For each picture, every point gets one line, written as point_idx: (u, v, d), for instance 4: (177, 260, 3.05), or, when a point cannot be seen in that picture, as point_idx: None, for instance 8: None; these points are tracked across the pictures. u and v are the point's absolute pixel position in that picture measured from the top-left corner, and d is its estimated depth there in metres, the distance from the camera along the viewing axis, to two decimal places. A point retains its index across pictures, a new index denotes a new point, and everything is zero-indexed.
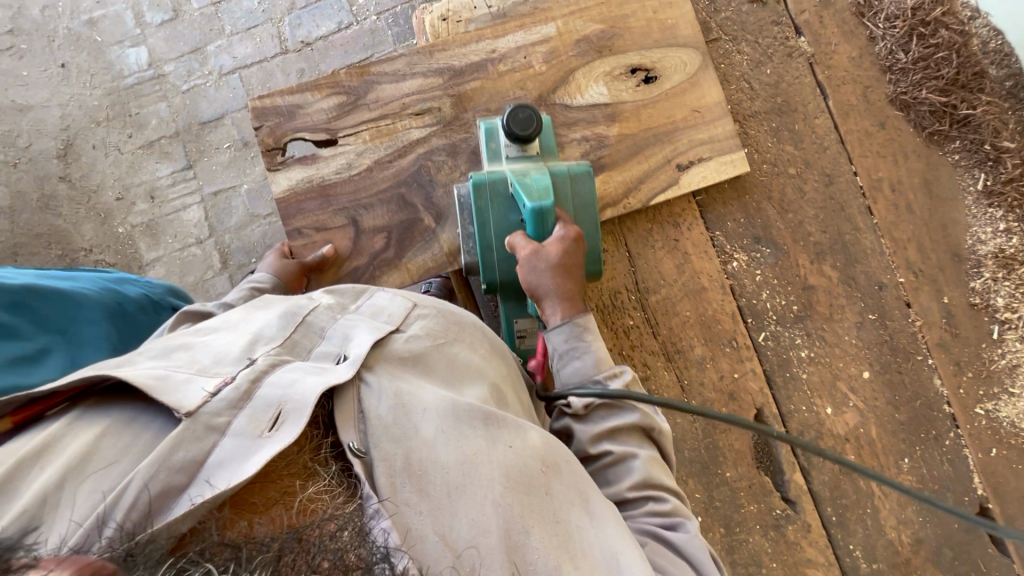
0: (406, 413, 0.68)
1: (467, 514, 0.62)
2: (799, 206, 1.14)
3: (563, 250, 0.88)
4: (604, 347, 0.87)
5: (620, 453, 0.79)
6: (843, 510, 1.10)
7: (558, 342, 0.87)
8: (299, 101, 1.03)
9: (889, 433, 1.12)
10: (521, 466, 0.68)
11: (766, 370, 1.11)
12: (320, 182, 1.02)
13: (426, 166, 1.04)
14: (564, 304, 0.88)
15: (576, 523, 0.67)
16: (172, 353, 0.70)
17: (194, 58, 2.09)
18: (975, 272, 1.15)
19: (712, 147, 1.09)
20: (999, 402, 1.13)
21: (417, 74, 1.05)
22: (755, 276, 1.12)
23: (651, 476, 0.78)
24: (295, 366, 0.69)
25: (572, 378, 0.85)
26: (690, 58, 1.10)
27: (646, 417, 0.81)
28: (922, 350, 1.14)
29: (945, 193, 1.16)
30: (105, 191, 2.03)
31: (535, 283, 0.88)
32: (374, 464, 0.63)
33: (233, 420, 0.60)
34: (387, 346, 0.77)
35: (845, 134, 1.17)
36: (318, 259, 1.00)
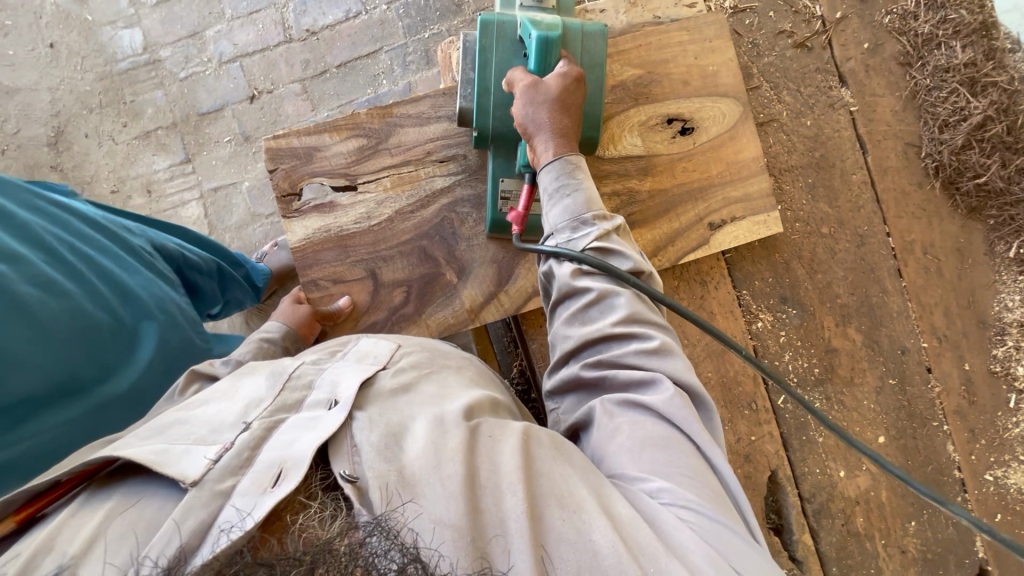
0: (397, 436, 0.60)
1: (463, 505, 0.54)
2: (829, 267, 1.11)
3: (563, 86, 0.84)
4: (595, 190, 0.82)
5: (604, 291, 0.76)
6: (848, 570, 1.11)
7: (547, 180, 0.82)
8: (317, 142, 0.98)
9: (898, 496, 1.13)
10: (511, 451, 0.60)
11: (783, 432, 1.12)
12: (337, 233, 0.98)
13: (450, 219, 0.99)
14: (558, 142, 0.83)
15: (564, 474, 0.59)
16: (164, 426, 0.62)
17: (192, 43, 1.97)
18: (999, 339, 1.14)
19: (746, 206, 1.04)
20: (1008, 469, 1.14)
21: (442, 118, 0.99)
22: (779, 337, 1.10)
23: (636, 312, 0.74)
24: (288, 426, 0.61)
25: (561, 215, 0.81)
26: (729, 109, 1.04)
27: (637, 264, 0.78)
28: (938, 417, 1.13)
29: (977, 258, 1.14)
30: (99, 183, 1.94)
31: (529, 116, 0.83)
32: (369, 487, 0.54)
33: (239, 483, 0.54)
34: (375, 385, 0.67)
35: (881, 192, 1.13)
36: (334, 311, 0.97)
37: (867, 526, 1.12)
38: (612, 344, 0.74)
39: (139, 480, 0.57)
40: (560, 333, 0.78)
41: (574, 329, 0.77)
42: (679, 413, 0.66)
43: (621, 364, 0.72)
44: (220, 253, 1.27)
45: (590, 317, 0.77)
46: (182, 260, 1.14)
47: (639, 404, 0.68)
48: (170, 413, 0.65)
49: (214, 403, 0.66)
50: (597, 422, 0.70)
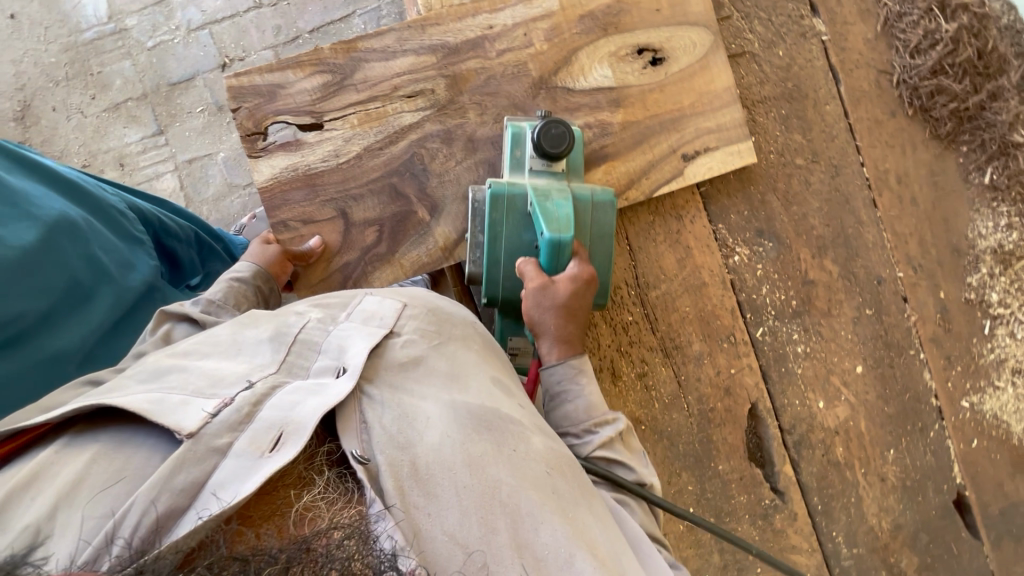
0: (410, 421, 0.61)
1: (483, 522, 0.56)
2: (804, 199, 1.11)
3: (573, 288, 0.82)
4: (599, 391, 0.82)
5: (606, 498, 0.76)
6: (829, 499, 1.13)
7: (550, 382, 0.82)
8: (280, 80, 0.95)
9: (877, 425, 1.14)
10: (531, 472, 0.62)
11: (762, 365, 1.11)
12: (305, 170, 0.96)
13: (420, 154, 0.97)
14: (562, 345, 0.83)
15: (581, 516, 0.62)
16: (161, 374, 0.61)
17: (159, 10, 1.92)
18: (974, 267, 1.15)
19: (719, 136, 1.03)
20: (983, 395, 1.16)
21: (408, 52, 0.97)
22: (756, 270, 1.10)
23: (639, 524, 0.75)
24: (293, 387, 0.60)
25: (561, 420, 0.81)
26: (700, 38, 1.03)
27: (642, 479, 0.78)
28: (914, 344, 1.14)
29: (950, 186, 1.14)
30: (69, 158, 1.90)
31: (536, 316, 0.82)
32: (379, 471, 0.56)
33: (235, 441, 0.53)
34: (384, 355, 0.68)
35: (855, 122, 1.12)
36: (306, 251, 0.95)
37: (848, 455, 1.14)
38: None
39: (130, 426, 0.56)
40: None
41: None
42: None
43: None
44: (205, 231, 1.22)
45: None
46: (159, 227, 1.10)
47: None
48: (167, 359, 0.64)
49: (213, 358, 0.65)
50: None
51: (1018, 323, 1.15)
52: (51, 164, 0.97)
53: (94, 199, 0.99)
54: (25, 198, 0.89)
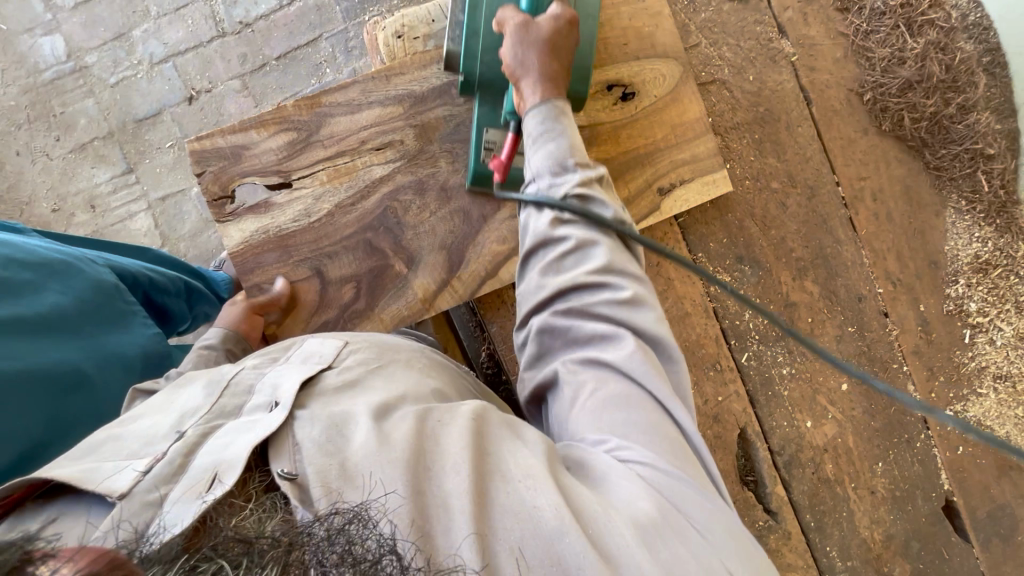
0: (340, 430, 0.56)
1: (407, 488, 0.51)
2: (782, 221, 1.11)
3: (555, 28, 0.80)
4: (579, 137, 0.79)
5: (580, 239, 0.73)
6: (821, 515, 1.15)
7: (531, 125, 0.78)
8: (243, 141, 0.94)
9: (864, 440, 1.15)
10: (458, 432, 0.58)
11: (749, 390, 1.12)
12: (276, 232, 0.95)
13: (392, 208, 0.96)
14: (545, 85, 0.79)
15: (514, 453, 0.57)
16: (94, 446, 0.58)
17: (119, 46, 1.86)
18: (952, 280, 1.16)
19: (694, 167, 1.02)
20: (967, 403, 1.18)
21: (374, 104, 0.96)
22: (738, 296, 1.11)
23: (613, 263, 0.72)
24: (226, 429, 0.57)
25: (542, 159, 0.77)
26: (670, 71, 1.02)
27: (618, 216, 0.76)
28: (897, 358, 1.16)
29: (925, 200, 1.15)
30: (39, 203, 1.85)
31: (517, 57, 0.79)
32: (309, 481, 0.51)
33: (171, 492, 0.51)
34: (318, 384, 0.63)
35: (827, 142, 1.12)
36: (273, 297, 0.93)
37: (838, 471, 1.15)
38: (584, 293, 0.72)
39: (69, 498, 0.51)
40: (533, 284, 0.75)
41: (549, 277, 0.74)
42: (642, 368, 0.66)
43: (586, 321, 0.70)
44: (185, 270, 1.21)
45: (564, 266, 0.74)
46: (147, 282, 1.07)
47: (600, 366, 0.67)
48: (102, 431, 0.61)
49: (148, 418, 0.63)
50: (564, 387, 0.69)
51: (997, 330, 1.16)
52: (20, 245, 0.91)
53: (77, 274, 0.94)
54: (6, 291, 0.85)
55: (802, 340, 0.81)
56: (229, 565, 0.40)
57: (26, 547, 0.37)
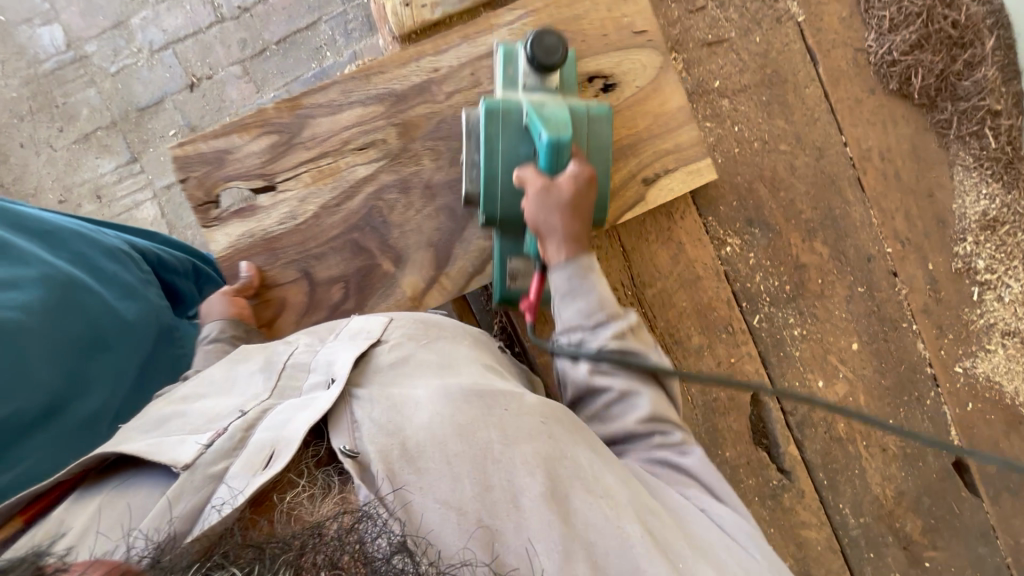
0: (398, 408, 0.63)
1: (473, 481, 0.58)
2: (790, 183, 1.12)
3: (575, 189, 0.80)
4: (607, 289, 0.81)
5: (622, 389, 0.77)
6: (834, 473, 1.17)
7: (558, 282, 0.80)
8: (226, 145, 0.95)
9: (876, 398, 1.17)
10: (525, 429, 0.64)
11: (761, 350, 1.13)
12: (264, 236, 0.97)
13: (377, 207, 0.97)
14: (569, 246, 0.81)
15: (583, 459, 0.64)
16: (161, 419, 0.64)
17: (118, 34, 1.86)
18: (960, 237, 1.17)
19: (678, 156, 1.02)
20: (976, 359, 1.19)
21: (355, 103, 0.97)
22: (749, 259, 1.11)
23: (658, 411, 0.77)
24: (283, 406, 0.63)
25: (571, 319, 0.79)
26: (650, 60, 1.01)
27: (660, 364, 0.79)
28: (907, 317, 1.17)
29: (933, 159, 1.15)
30: (45, 194, 1.86)
31: (540, 219, 0.80)
32: (369, 461, 0.58)
33: (231, 465, 0.56)
34: (373, 359, 0.71)
35: (836, 102, 1.13)
36: (243, 283, 0.95)
37: (849, 430, 1.17)
38: (637, 444, 0.77)
39: (131, 470, 0.59)
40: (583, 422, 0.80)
41: (598, 426, 0.79)
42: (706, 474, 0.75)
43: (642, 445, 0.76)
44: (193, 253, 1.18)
45: (612, 413, 0.78)
46: (156, 260, 1.07)
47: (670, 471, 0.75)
48: (167, 405, 0.67)
49: (210, 397, 0.68)
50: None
51: (1004, 287, 1.17)
52: (43, 218, 0.95)
53: (95, 246, 0.97)
54: (27, 262, 0.89)
55: (863, 418, 0.80)
56: (240, 570, 0.44)
57: (37, 563, 0.40)
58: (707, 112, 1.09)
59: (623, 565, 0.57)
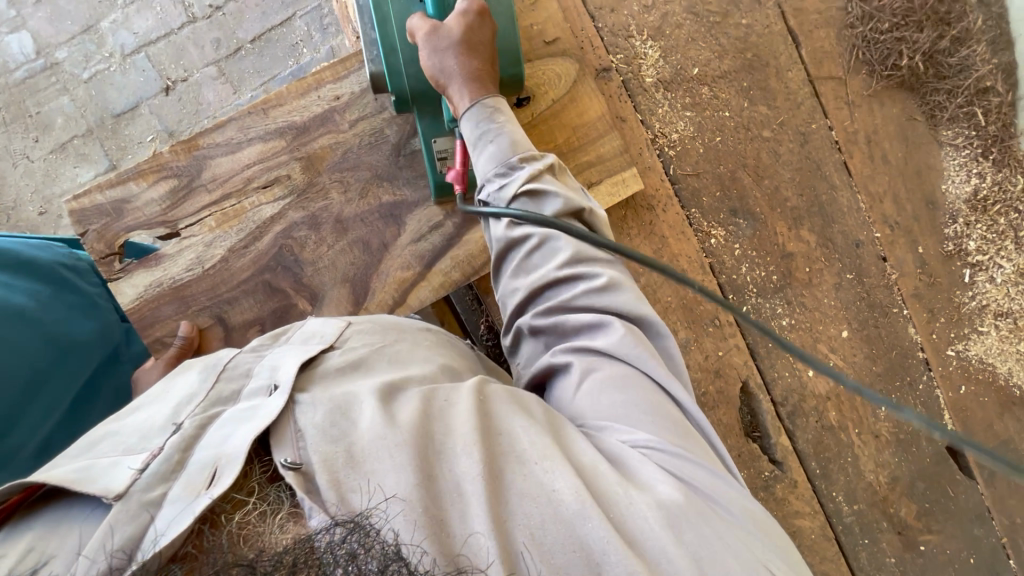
0: (342, 412, 0.55)
1: (409, 470, 0.50)
2: (775, 170, 1.09)
3: (466, 26, 0.77)
4: (521, 130, 0.76)
5: (540, 235, 0.72)
6: (826, 461, 1.16)
7: (468, 129, 0.75)
8: (124, 194, 0.91)
9: (867, 385, 1.15)
10: (464, 410, 0.58)
11: (749, 343, 1.12)
12: (171, 284, 0.92)
13: (288, 246, 0.93)
14: (472, 84, 0.76)
15: (519, 426, 0.57)
16: (83, 444, 0.54)
17: (88, 38, 1.81)
18: (950, 220, 1.14)
19: (601, 168, 0.98)
20: (968, 342, 1.17)
21: (255, 140, 0.93)
22: (734, 250, 1.09)
23: (582, 251, 0.71)
24: (224, 417, 0.54)
25: (485, 164, 0.75)
26: (565, 70, 0.98)
27: (572, 202, 0.73)
28: (896, 302, 1.15)
29: (921, 140, 1.13)
30: (25, 207, 1.83)
31: (436, 66, 0.76)
32: (315, 472, 0.49)
33: (168, 490, 0.47)
34: (321, 361, 0.64)
35: (819, 85, 1.10)
36: (181, 344, 0.90)
37: (840, 418, 1.16)
38: (561, 290, 0.71)
39: (57, 504, 0.48)
40: (507, 288, 0.74)
41: (520, 279, 0.73)
42: (634, 351, 0.65)
43: (571, 309, 0.69)
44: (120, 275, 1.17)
45: (533, 263, 0.73)
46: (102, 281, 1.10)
47: (590, 353, 0.66)
48: (96, 427, 0.57)
49: (141, 411, 0.58)
50: (562, 379, 0.68)
51: (998, 268, 1.15)
52: None
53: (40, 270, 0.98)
54: None
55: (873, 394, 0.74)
56: None
57: None
58: (687, 99, 1.06)
59: (567, 527, 0.49)
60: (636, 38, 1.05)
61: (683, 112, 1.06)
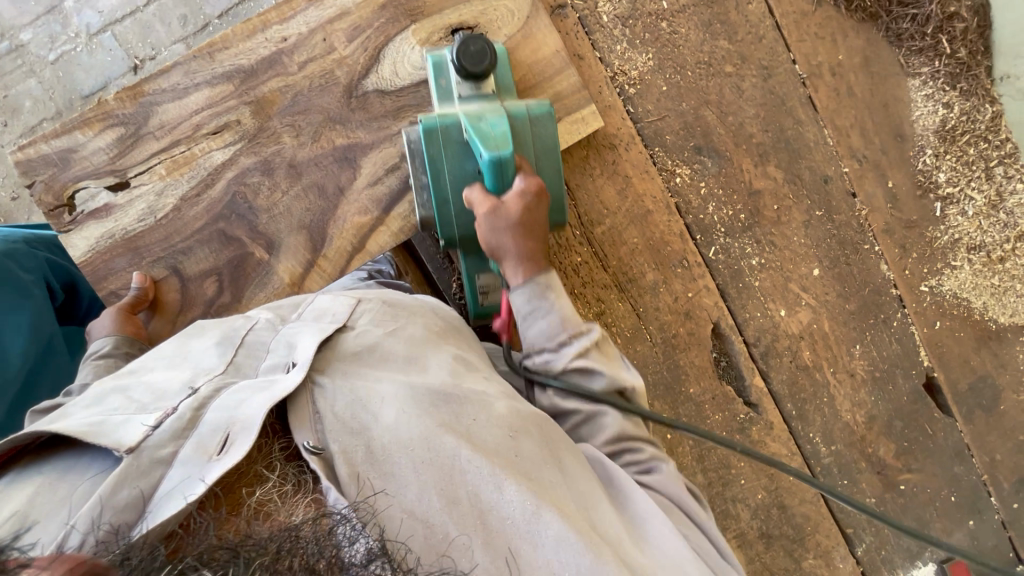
0: (363, 405, 0.60)
1: (437, 492, 0.56)
2: (738, 106, 1.07)
3: (524, 207, 0.77)
4: (569, 303, 0.78)
5: (587, 412, 0.75)
6: (802, 403, 1.15)
7: (518, 304, 0.77)
8: (70, 143, 0.90)
9: (840, 323, 1.14)
10: (492, 439, 0.62)
11: (720, 284, 1.10)
12: (124, 236, 0.91)
13: (242, 192, 0.92)
14: (526, 265, 0.77)
15: (552, 480, 0.62)
16: (105, 397, 0.59)
17: (53, 19, 1.75)
18: (919, 152, 1.13)
19: (559, 106, 0.97)
20: (942, 277, 1.16)
21: (202, 84, 0.91)
22: (700, 189, 1.08)
23: (626, 430, 0.74)
24: (239, 387, 0.59)
25: (537, 340, 0.77)
26: (517, 5, 0.95)
27: (618, 380, 0.75)
28: (868, 239, 1.13)
29: (887, 71, 1.11)
30: None
31: (494, 244, 0.78)
32: (334, 459, 0.56)
33: (180, 449, 0.52)
34: (337, 344, 0.67)
35: (780, 17, 1.08)
36: (135, 294, 0.89)
37: (815, 357, 1.15)
38: None
39: (73, 452, 0.54)
40: None
41: None
42: (672, 484, 0.72)
43: None
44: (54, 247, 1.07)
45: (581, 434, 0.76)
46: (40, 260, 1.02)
47: None
48: (112, 383, 0.62)
49: (160, 373, 0.64)
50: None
51: (969, 201, 1.14)
52: None
53: None
54: None
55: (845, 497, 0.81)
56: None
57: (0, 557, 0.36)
58: (646, 36, 1.04)
59: None
60: None
61: (643, 50, 1.04)
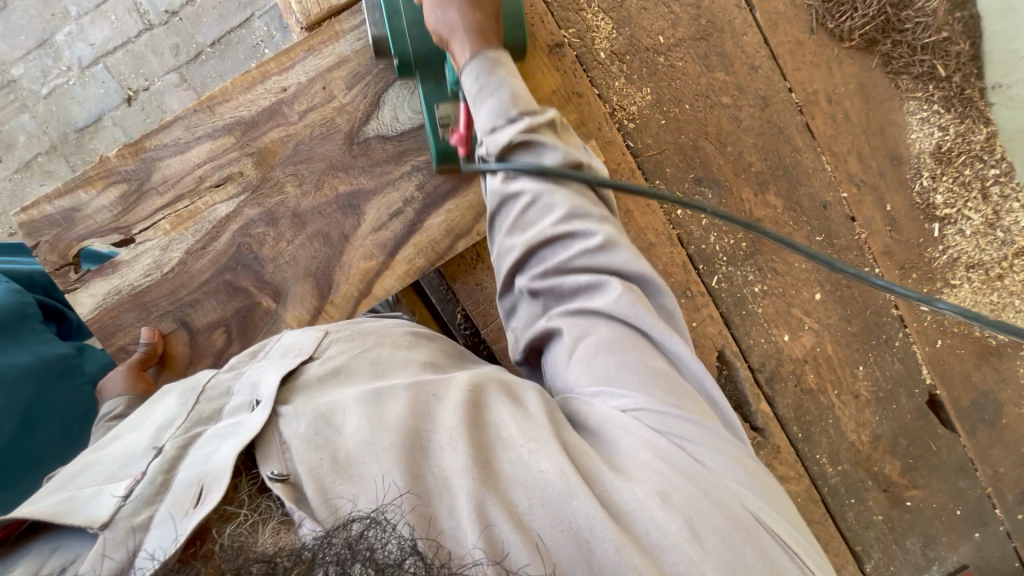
0: (326, 420, 0.56)
1: (400, 470, 0.51)
2: (736, 136, 1.08)
3: None
4: (520, 83, 0.76)
5: (535, 192, 0.72)
6: (808, 426, 1.16)
7: (469, 84, 0.75)
8: (74, 203, 0.90)
9: (843, 345, 1.16)
10: (452, 409, 0.58)
11: (722, 311, 1.11)
12: (130, 291, 0.91)
13: (247, 244, 0.92)
14: (474, 38, 0.76)
15: (512, 424, 0.57)
16: (67, 477, 0.56)
17: (44, 53, 1.73)
18: (916, 175, 1.14)
19: None
20: (942, 296, 1.17)
21: (203, 138, 0.91)
22: (700, 220, 1.09)
23: (576, 209, 0.71)
24: (206, 439, 0.56)
25: (486, 117, 0.74)
26: None
27: (570, 155, 0.74)
28: (869, 261, 1.14)
29: (882, 96, 1.12)
30: None
31: (441, 23, 0.77)
32: (301, 480, 0.50)
33: (155, 513, 0.50)
34: (302, 376, 0.64)
35: (776, 48, 1.09)
36: (145, 350, 0.90)
37: (819, 380, 1.16)
38: (555, 248, 0.71)
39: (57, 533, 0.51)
40: (503, 246, 0.74)
41: (516, 236, 0.73)
42: (631, 310, 0.66)
43: (568, 267, 0.70)
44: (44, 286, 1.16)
45: (529, 219, 0.73)
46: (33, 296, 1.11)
47: (587, 315, 0.68)
48: (78, 460, 0.59)
49: (124, 440, 0.61)
50: (556, 347, 0.69)
51: (965, 221, 1.16)
52: None
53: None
54: None
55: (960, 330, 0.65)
56: None
57: None
58: (643, 71, 1.05)
59: (565, 514, 0.51)
60: (587, 11, 1.03)
61: (640, 86, 1.05)
